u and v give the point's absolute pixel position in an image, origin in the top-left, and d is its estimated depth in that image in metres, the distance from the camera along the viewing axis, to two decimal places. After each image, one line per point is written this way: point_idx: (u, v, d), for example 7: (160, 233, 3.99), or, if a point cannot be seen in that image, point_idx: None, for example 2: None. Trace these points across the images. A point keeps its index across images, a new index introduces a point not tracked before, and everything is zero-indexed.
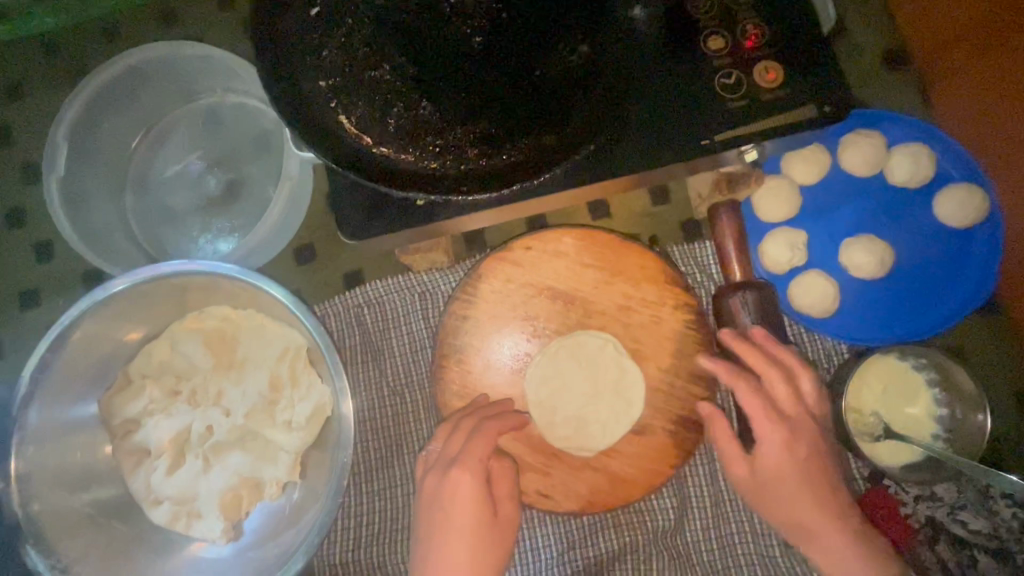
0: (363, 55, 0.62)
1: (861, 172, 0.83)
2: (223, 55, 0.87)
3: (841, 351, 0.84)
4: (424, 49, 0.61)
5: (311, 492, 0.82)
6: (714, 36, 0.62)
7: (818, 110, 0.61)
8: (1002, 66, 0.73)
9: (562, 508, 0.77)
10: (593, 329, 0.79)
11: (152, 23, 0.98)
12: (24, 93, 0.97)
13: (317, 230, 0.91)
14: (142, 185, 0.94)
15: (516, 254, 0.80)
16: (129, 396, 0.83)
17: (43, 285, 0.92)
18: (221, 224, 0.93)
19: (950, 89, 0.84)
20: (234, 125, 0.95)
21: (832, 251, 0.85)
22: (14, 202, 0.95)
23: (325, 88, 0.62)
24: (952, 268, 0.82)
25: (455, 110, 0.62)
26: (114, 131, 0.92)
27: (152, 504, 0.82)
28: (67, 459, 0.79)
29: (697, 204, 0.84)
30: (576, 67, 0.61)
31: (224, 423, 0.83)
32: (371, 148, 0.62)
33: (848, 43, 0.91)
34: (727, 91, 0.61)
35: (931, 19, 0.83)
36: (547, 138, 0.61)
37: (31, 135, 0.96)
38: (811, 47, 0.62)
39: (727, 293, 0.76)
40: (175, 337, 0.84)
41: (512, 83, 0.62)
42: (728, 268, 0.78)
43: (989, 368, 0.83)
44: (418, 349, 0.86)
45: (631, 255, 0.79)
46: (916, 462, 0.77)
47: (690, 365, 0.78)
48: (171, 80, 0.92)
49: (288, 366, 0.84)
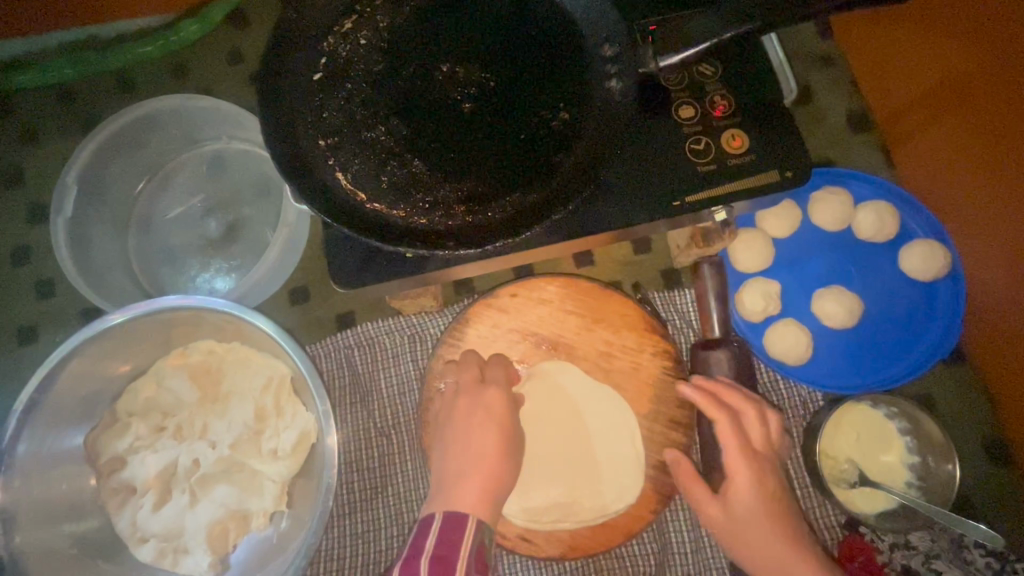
0: (359, 117, 0.67)
1: (829, 227, 0.88)
2: (229, 107, 0.92)
3: (817, 399, 0.87)
4: (419, 116, 0.67)
5: (297, 522, 0.82)
6: (684, 106, 0.68)
7: (782, 174, 0.66)
8: (987, 110, 0.73)
9: (544, 553, 0.78)
10: (575, 374, 0.82)
11: (165, 76, 1.04)
12: (39, 138, 1.02)
13: (313, 271, 0.95)
14: (145, 227, 0.98)
15: (502, 300, 0.83)
16: (115, 434, 0.83)
17: (43, 321, 0.94)
18: (219, 265, 0.96)
19: (909, 150, 0.91)
20: (236, 170, 0.99)
21: (805, 300, 0.89)
22: (20, 240, 0.98)
23: (324, 146, 0.67)
24: (918, 319, 0.86)
25: (443, 169, 0.66)
26: (121, 175, 0.96)
27: (138, 542, 0.81)
28: (54, 486, 0.80)
29: (676, 255, 0.88)
30: (557, 131, 0.67)
31: (210, 455, 0.83)
32: (365, 203, 0.65)
33: (816, 106, 0.98)
34: (697, 156, 0.66)
35: (890, 90, 0.90)
36: (530, 195, 0.66)
37: (41, 178, 1.00)
38: (775, 116, 0.68)
39: (686, 445, 0.79)
40: (160, 373, 0.85)
41: (498, 148, 0.67)
42: (669, 436, 0.79)
43: (957, 414, 0.87)
44: (406, 390, 0.88)
45: (613, 302, 0.82)
46: (891, 510, 0.79)
47: (669, 412, 0.80)
48: (178, 128, 0.97)
49: (272, 397, 0.85)
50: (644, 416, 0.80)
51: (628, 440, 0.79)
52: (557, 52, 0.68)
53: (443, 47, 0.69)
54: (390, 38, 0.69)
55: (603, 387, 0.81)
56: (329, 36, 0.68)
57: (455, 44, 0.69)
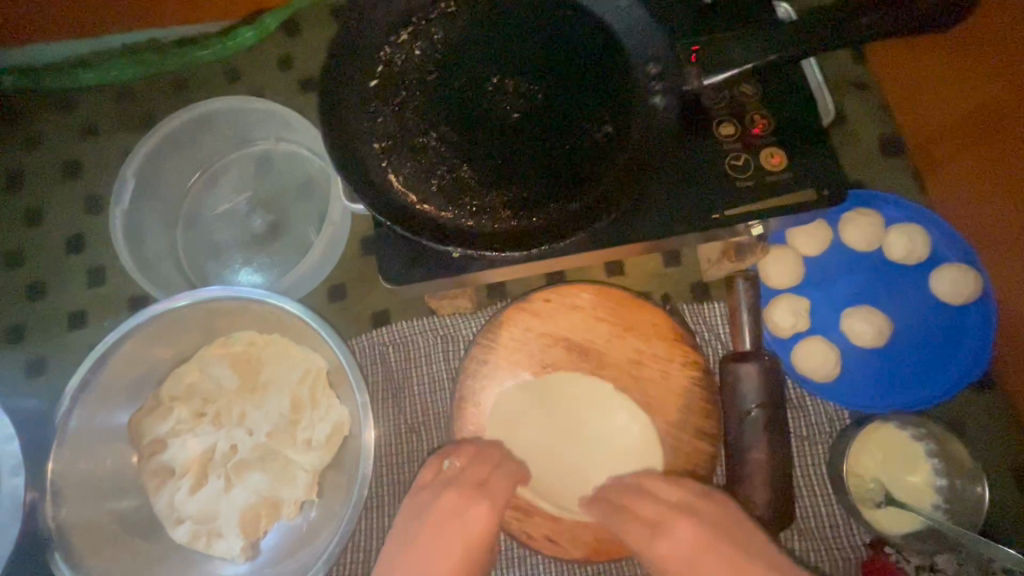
0: (412, 122, 0.71)
1: (860, 247, 0.89)
2: (280, 110, 0.97)
3: (843, 417, 0.88)
4: (469, 124, 0.71)
5: (327, 512, 0.84)
6: (725, 123, 0.70)
7: (819, 192, 0.68)
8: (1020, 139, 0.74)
9: (569, 555, 0.79)
10: (604, 380, 0.83)
11: (219, 78, 1.09)
12: (97, 133, 1.07)
13: (351, 269, 0.98)
14: (193, 220, 1.02)
15: (536, 305, 0.85)
16: (158, 416, 0.87)
17: (92, 306, 0.99)
18: (262, 260, 1.00)
19: (941, 175, 0.92)
20: (281, 170, 1.04)
21: (834, 318, 0.90)
22: (75, 228, 1.02)
23: (378, 149, 0.70)
24: (947, 342, 0.87)
25: (490, 175, 0.69)
26: (175, 170, 1.01)
27: (174, 523, 0.84)
28: (99, 463, 0.83)
29: (707, 268, 0.90)
30: (600, 143, 0.69)
31: (247, 441, 0.86)
32: (415, 204, 0.68)
33: (849, 129, 1.00)
34: (737, 171, 0.68)
35: (924, 115, 0.92)
36: (573, 203, 0.68)
37: (98, 170, 1.05)
38: (812, 136, 0.70)
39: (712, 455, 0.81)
40: (204, 361, 0.89)
41: (544, 157, 0.70)
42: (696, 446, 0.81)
43: (986, 439, 0.87)
44: (437, 389, 0.91)
45: (644, 311, 0.84)
46: (917, 531, 0.79)
47: (695, 422, 0.81)
48: (230, 128, 1.02)
49: (308, 388, 0.88)
50: (671, 425, 0.81)
51: (652, 448, 0.81)
52: (603, 67, 0.71)
53: (495, 59, 0.72)
54: (444, 49, 0.73)
55: (632, 395, 0.82)
56: (387, 46, 0.72)
57: (505, 57, 0.72)
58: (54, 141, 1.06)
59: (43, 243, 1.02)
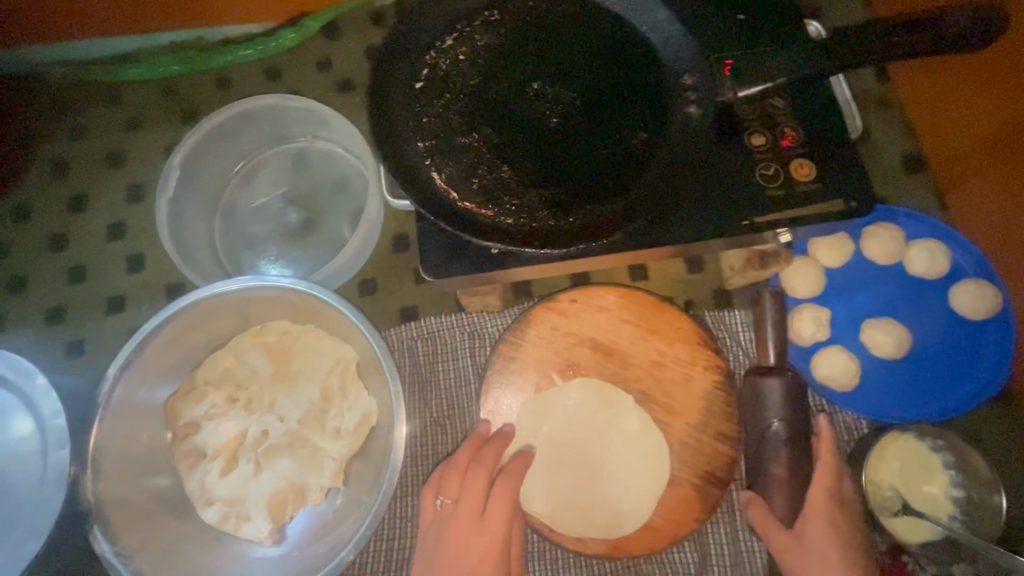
0: (455, 124, 0.74)
1: (881, 260, 0.91)
2: (320, 108, 1.00)
3: (861, 426, 0.89)
4: (510, 127, 0.74)
5: (353, 499, 0.86)
6: (756, 134, 0.73)
7: (847, 204, 0.70)
8: None
9: (589, 550, 0.81)
10: (628, 380, 0.85)
11: (259, 76, 1.13)
12: (141, 125, 1.11)
13: (381, 264, 1.01)
14: (230, 212, 1.05)
15: (563, 305, 0.87)
16: (192, 400, 0.89)
17: (131, 292, 1.02)
18: (295, 253, 1.03)
19: (962, 193, 0.94)
20: (317, 166, 1.07)
21: (854, 329, 0.92)
22: (117, 216, 1.06)
23: (422, 148, 0.73)
24: (967, 355, 0.88)
25: (529, 176, 0.72)
26: (216, 163, 1.05)
27: (203, 505, 0.86)
28: (135, 442, 0.86)
29: (729, 275, 0.92)
30: (635, 149, 0.72)
31: (278, 428, 0.88)
32: (457, 201, 0.71)
33: (871, 146, 1.02)
34: (767, 181, 0.71)
35: (946, 134, 0.94)
36: (609, 206, 0.71)
37: (141, 161, 1.09)
38: (840, 150, 0.72)
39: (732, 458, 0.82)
40: (238, 348, 0.91)
41: (581, 160, 0.73)
42: (717, 448, 0.82)
43: (1001, 454, 0.88)
44: (463, 384, 0.93)
45: (669, 315, 0.86)
46: (933, 540, 0.80)
47: (717, 424, 0.83)
48: (270, 124, 1.06)
49: (338, 378, 0.90)
50: (692, 427, 0.83)
51: (671, 448, 0.82)
52: (639, 77, 0.74)
53: (535, 66, 0.75)
54: (487, 55, 0.76)
55: (654, 396, 0.84)
56: (432, 51, 0.76)
57: (546, 64, 0.75)
58: (100, 132, 1.10)
59: (86, 229, 1.05)
